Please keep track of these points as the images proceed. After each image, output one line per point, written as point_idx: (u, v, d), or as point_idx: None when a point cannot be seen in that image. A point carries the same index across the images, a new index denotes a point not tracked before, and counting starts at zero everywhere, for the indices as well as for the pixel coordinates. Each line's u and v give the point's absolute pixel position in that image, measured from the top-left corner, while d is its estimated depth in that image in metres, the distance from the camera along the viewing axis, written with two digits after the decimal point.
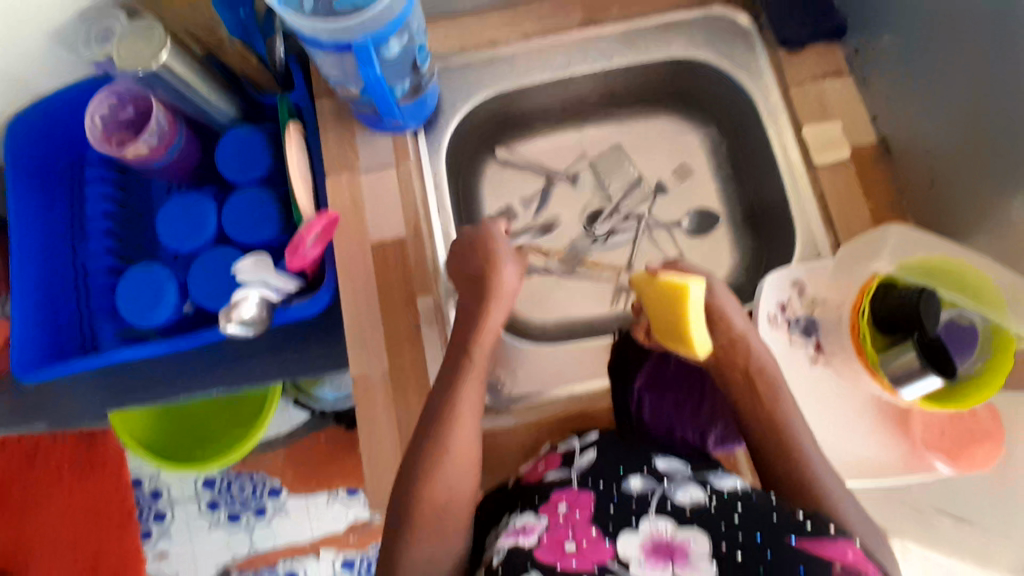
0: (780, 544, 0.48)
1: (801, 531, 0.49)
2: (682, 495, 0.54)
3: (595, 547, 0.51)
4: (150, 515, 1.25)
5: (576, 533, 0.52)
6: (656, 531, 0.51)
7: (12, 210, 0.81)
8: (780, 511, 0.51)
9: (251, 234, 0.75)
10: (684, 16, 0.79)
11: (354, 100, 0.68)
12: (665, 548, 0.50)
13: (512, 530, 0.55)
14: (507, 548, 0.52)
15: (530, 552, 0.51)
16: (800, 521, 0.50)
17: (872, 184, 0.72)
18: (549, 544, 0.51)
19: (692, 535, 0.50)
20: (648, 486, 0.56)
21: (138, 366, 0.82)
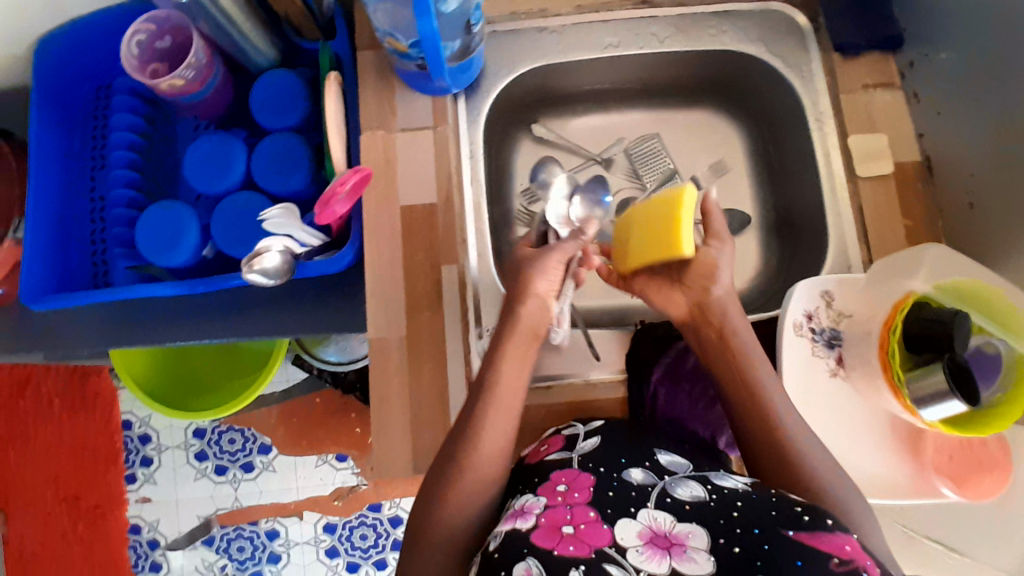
0: (778, 536, 0.44)
1: (802, 526, 0.45)
2: (683, 492, 0.51)
3: (594, 530, 0.47)
4: (137, 459, 1.21)
5: (573, 515, 0.49)
6: (655, 523, 0.48)
7: (34, 134, 0.79)
8: (781, 505, 0.47)
9: (279, 183, 0.74)
10: (744, 7, 0.76)
11: (401, 55, 0.66)
12: (663, 540, 0.46)
13: (511, 514, 0.51)
14: (504, 532, 0.49)
15: (527, 536, 0.47)
16: (799, 512, 0.46)
17: (912, 202, 0.70)
18: (545, 527, 0.48)
19: (693, 530, 0.47)
20: (650, 480, 0.53)
21: (151, 307, 0.81)
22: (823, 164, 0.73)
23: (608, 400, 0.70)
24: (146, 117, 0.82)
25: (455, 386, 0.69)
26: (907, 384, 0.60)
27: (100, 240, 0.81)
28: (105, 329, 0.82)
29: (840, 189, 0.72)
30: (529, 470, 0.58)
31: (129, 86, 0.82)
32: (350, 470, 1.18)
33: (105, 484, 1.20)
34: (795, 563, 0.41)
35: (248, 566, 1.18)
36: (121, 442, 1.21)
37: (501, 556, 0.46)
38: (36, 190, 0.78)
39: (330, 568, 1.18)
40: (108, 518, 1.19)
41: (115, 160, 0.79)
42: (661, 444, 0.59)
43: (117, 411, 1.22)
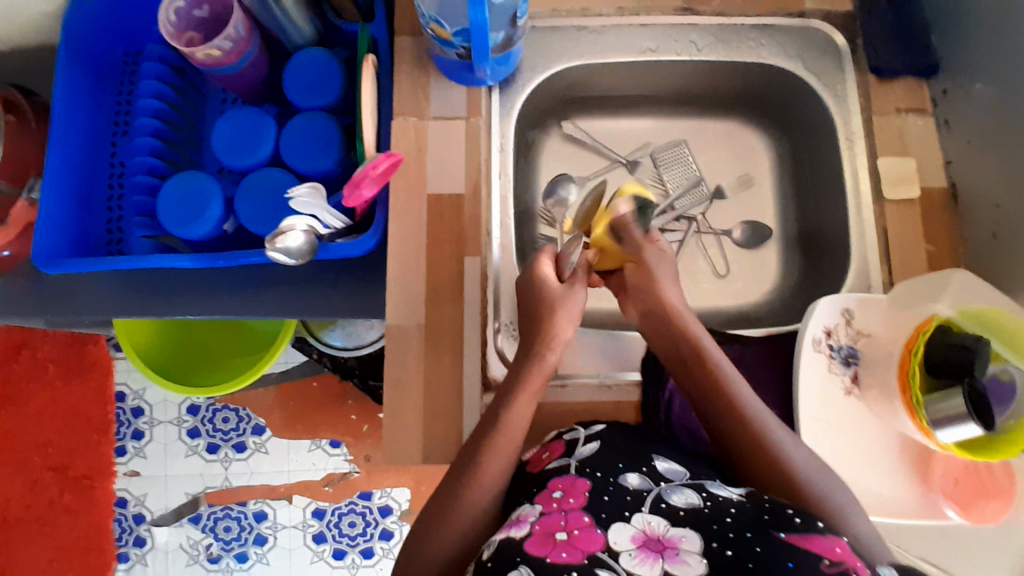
0: (769, 539, 0.44)
1: (793, 528, 0.45)
2: (678, 498, 0.51)
3: (587, 536, 0.47)
4: (128, 433, 1.18)
5: (568, 521, 0.48)
6: (649, 527, 0.48)
7: (58, 92, 0.77)
8: (772, 509, 0.47)
9: (308, 161, 0.73)
10: (783, 22, 0.77)
11: (444, 42, 0.65)
12: (655, 544, 0.46)
13: (507, 522, 0.50)
14: (498, 540, 0.48)
15: (520, 544, 0.46)
16: (790, 515, 0.46)
17: (934, 228, 0.72)
18: (539, 534, 0.47)
19: (685, 534, 0.47)
20: (646, 485, 0.53)
21: (165, 276, 0.80)
22: (850, 184, 0.74)
23: (624, 402, 0.70)
24: (173, 86, 0.81)
25: (472, 378, 0.69)
26: (925, 406, 0.61)
27: (117, 206, 0.81)
28: (114, 297, 0.80)
29: (865, 210, 0.73)
30: (533, 479, 0.57)
31: (159, 53, 0.80)
32: (344, 456, 1.17)
33: (94, 454, 1.18)
34: (786, 565, 0.41)
35: (233, 547, 1.16)
36: (112, 413, 1.19)
37: (494, 564, 0.45)
38: (57, 150, 0.76)
39: (317, 553, 1.16)
40: (95, 488, 1.18)
41: (139, 127, 0.78)
42: (663, 450, 0.59)
43: (111, 382, 1.19)
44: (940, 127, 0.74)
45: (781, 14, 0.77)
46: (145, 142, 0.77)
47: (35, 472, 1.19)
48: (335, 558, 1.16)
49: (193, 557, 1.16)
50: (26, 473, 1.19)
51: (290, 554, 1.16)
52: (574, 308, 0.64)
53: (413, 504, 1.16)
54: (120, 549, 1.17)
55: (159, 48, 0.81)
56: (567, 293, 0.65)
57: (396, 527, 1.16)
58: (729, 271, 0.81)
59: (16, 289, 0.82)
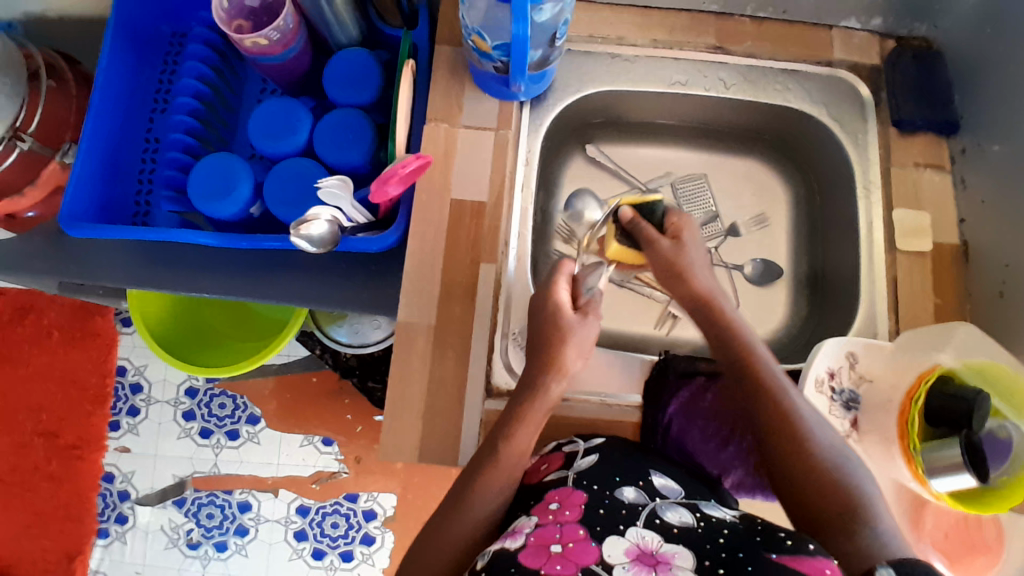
0: (760, 560, 0.45)
1: (785, 549, 0.46)
2: (673, 515, 0.51)
3: (581, 549, 0.47)
4: (124, 408, 1.19)
5: (562, 534, 0.48)
6: (643, 542, 0.48)
7: (103, 64, 0.79)
8: (766, 532, 0.48)
9: (339, 155, 0.75)
10: (812, 69, 0.79)
11: (482, 54, 0.68)
12: (648, 558, 0.46)
13: (503, 534, 0.51)
14: (493, 551, 0.48)
15: (514, 556, 0.47)
16: (782, 537, 0.47)
17: (942, 283, 0.73)
18: (533, 546, 0.47)
19: (678, 551, 0.47)
20: (641, 499, 0.53)
21: (184, 252, 0.82)
22: (864, 233, 0.75)
23: (623, 422, 0.70)
24: (215, 69, 0.84)
25: (474, 383, 0.69)
26: (922, 454, 0.61)
27: (147, 179, 0.83)
28: (129, 267, 0.82)
29: (876, 257, 0.74)
30: (532, 490, 0.58)
31: (204, 37, 0.83)
32: (334, 455, 1.16)
33: (88, 425, 1.19)
34: None
35: (213, 534, 1.15)
36: (111, 387, 1.20)
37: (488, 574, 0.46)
38: (95, 120, 0.79)
39: (296, 550, 1.15)
40: (84, 459, 1.18)
41: (178, 106, 0.80)
42: (659, 464, 0.60)
43: (113, 355, 1.21)
44: (955, 185, 0.75)
45: (810, 62, 0.79)
46: (183, 121, 0.79)
47: (25, 436, 1.19)
48: (313, 557, 1.15)
49: (173, 540, 1.15)
50: (16, 437, 1.19)
51: (269, 548, 1.15)
52: (590, 339, 0.60)
53: (398, 511, 1.15)
54: (101, 524, 1.16)
55: (205, 31, 0.83)
56: (581, 321, 0.60)
57: (378, 533, 1.15)
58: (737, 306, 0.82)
59: (40, 251, 0.84)
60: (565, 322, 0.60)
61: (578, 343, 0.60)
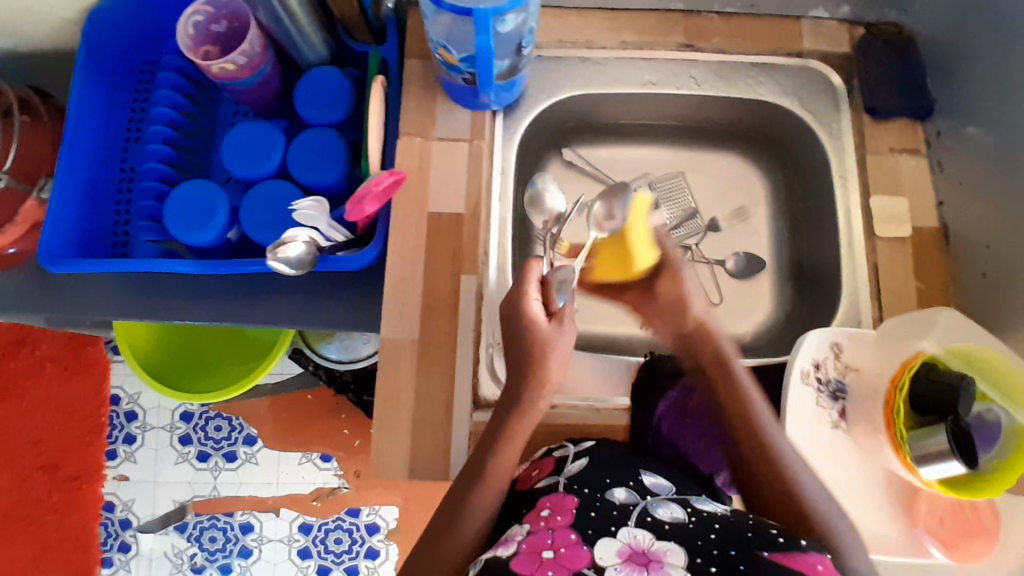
0: (753, 559, 0.45)
1: (777, 547, 0.46)
2: (664, 512, 0.51)
3: (573, 553, 0.47)
4: (120, 436, 1.19)
5: (555, 539, 0.48)
6: (634, 541, 0.48)
7: (75, 100, 0.79)
8: (757, 527, 0.49)
9: (314, 175, 0.75)
10: (782, 61, 0.79)
11: (451, 67, 0.68)
12: (640, 557, 0.47)
13: (495, 543, 0.50)
14: (486, 558, 0.48)
15: (507, 563, 0.46)
16: (773, 534, 0.48)
17: (927, 265, 0.72)
18: (526, 552, 0.47)
19: (670, 548, 0.47)
20: (633, 499, 0.53)
21: (166, 281, 0.81)
22: (844, 222, 0.75)
23: (612, 426, 0.69)
24: (188, 96, 0.84)
25: (461, 395, 0.69)
26: (910, 442, 0.62)
27: (124, 210, 0.83)
28: (114, 298, 0.82)
29: (858, 247, 0.74)
30: (523, 498, 0.58)
31: (175, 65, 0.83)
32: (334, 471, 1.16)
33: (86, 455, 1.19)
34: None
35: (217, 557, 1.15)
36: (106, 416, 1.19)
37: None
38: (70, 155, 0.79)
39: (301, 569, 1.15)
40: (84, 490, 1.18)
41: (152, 135, 0.80)
42: (650, 463, 0.59)
43: (107, 384, 1.20)
44: (933, 168, 0.75)
45: (780, 53, 0.79)
46: (158, 150, 0.80)
47: (23, 471, 1.19)
48: (319, 574, 1.14)
49: (177, 566, 1.15)
50: (13, 473, 1.19)
51: (273, 568, 1.15)
52: (567, 346, 0.62)
53: (400, 523, 1.15)
54: (104, 554, 1.16)
55: (176, 59, 0.83)
56: (557, 330, 0.61)
57: (382, 546, 1.15)
58: (723, 300, 0.82)
59: (24, 286, 0.84)
60: (541, 333, 0.60)
61: (557, 354, 0.60)
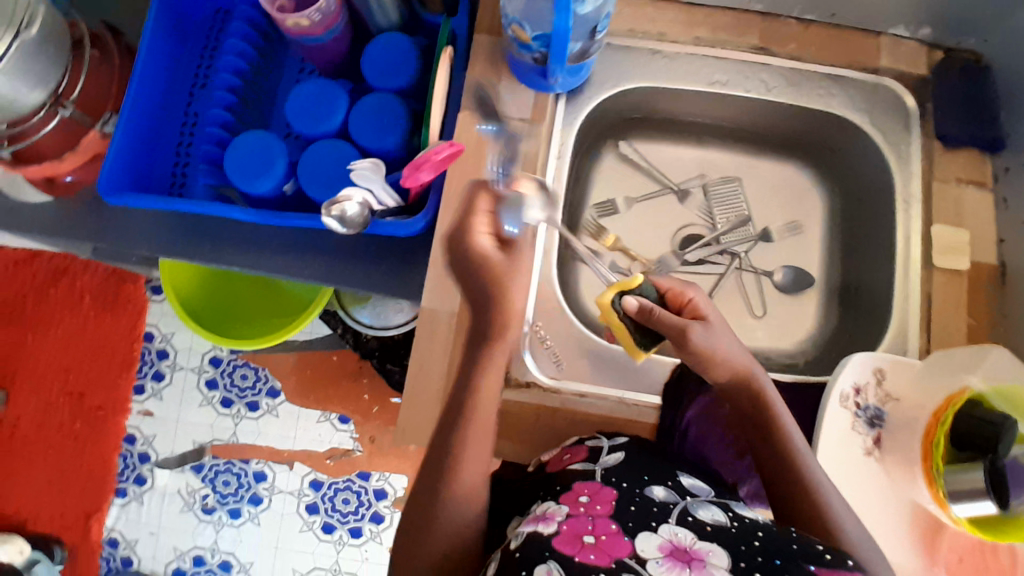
0: (798, 569, 0.44)
1: (824, 562, 0.45)
2: (705, 513, 0.51)
3: (614, 542, 0.48)
4: (149, 373, 1.22)
5: (595, 526, 0.49)
6: (676, 538, 0.48)
7: (148, 39, 0.80)
8: (803, 542, 0.48)
9: (373, 139, 0.75)
10: (858, 76, 0.77)
11: (522, 45, 0.67)
12: (682, 554, 0.46)
13: (534, 518, 0.52)
14: (527, 532, 0.50)
15: (548, 540, 0.48)
16: (821, 551, 0.46)
17: (977, 304, 0.71)
18: (566, 534, 0.48)
19: (712, 549, 0.47)
20: (672, 498, 0.54)
21: (218, 225, 0.83)
22: (901, 248, 0.73)
23: (640, 422, 0.69)
24: (256, 47, 0.85)
25: None
26: (945, 477, 0.63)
27: (185, 153, 0.85)
28: (165, 237, 0.84)
29: (911, 275, 0.72)
30: (554, 477, 0.59)
31: (247, 15, 0.83)
32: (350, 433, 1.18)
33: (114, 388, 1.22)
34: None
35: (228, 501, 1.18)
36: (138, 352, 1.23)
37: (522, 556, 0.47)
38: (138, 94, 0.80)
39: (307, 523, 1.17)
40: (108, 421, 1.21)
41: (219, 82, 0.82)
42: (684, 468, 0.60)
43: (143, 322, 1.23)
44: (996, 204, 0.73)
45: (856, 68, 0.77)
46: (223, 98, 0.81)
47: (53, 395, 1.23)
48: (323, 531, 1.17)
49: (188, 504, 1.18)
50: (44, 396, 1.23)
51: (281, 519, 1.17)
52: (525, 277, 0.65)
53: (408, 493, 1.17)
54: (120, 484, 1.20)
55: (248, 10, 0.84)
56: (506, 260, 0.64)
57: (388, 512, 1.17)
58: (765, 314, 0.82)
59: (78, 218, 0.86)
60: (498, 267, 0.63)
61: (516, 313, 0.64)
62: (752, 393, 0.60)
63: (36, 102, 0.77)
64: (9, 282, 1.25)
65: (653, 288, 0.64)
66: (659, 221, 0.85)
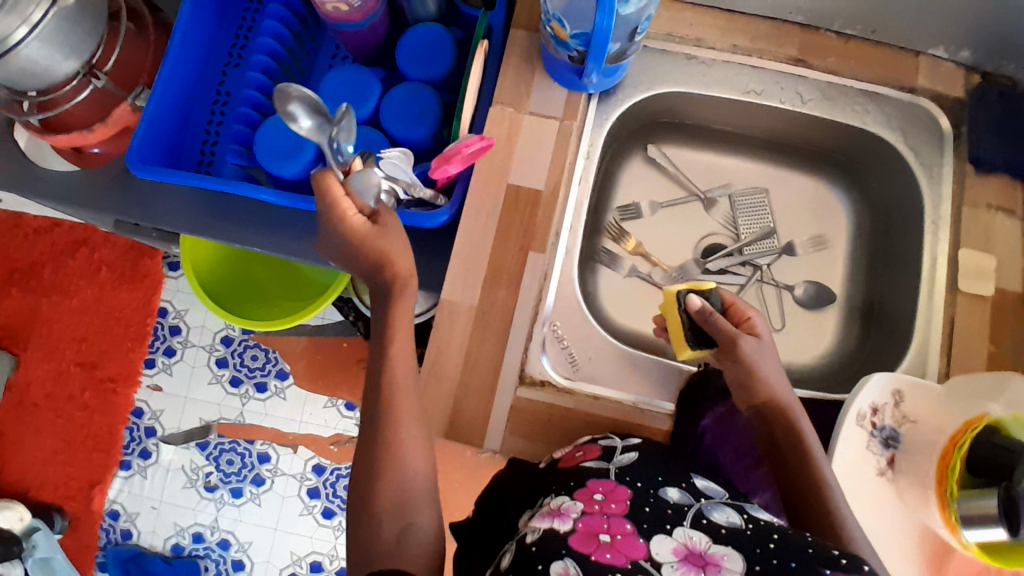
0: (813, 572, 0.44)
1: (840, 568, 0.44)
2: (719, 516, 0.51)
3: (629, 542, 0.48)
4: (161, 348, 1.23)
5: (610, 525, 0.49)
6: (690, 542, 0.48)
7: (186, 15, 0.80)
8: (819, 547, 0.47)
9: (404, 130, 0.76)
10: (894, 94, 0.76)
11: (560, 41, 0.67)
12: (697, 559, 0.46)
13: (548, 513, 0.52)
14: (542, 528, 0.49)
15: (565, 538, 0.47)
16: (836, 555, 0.45)
17: (1004, 330, 0.70)
18: (583, 533, 0.48)
19: (727, 552, 0.47)
20: (686, 500, 0.54)
21: (243, 205, 0.83)
22: (926, 270, 0.73)
23: (652, 427, 0.69)
24: (293, 30, 0.85)
25: (508, 369, 0.69)
26: (957, 501, 0.62)
27: (214, 131, 0.86)
28: (188, 214, 0.84)
29: (935, 299, 0.71)
30: (566, 474, 0.58)
31: None
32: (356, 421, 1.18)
33: (125, 360, 1.23)
34: None
35: (231, 480, 1.19)
36: (151, 327, 1.23)
37: (537, 550, 0.46)
38: (173, 69, 0.81)
39: (307, 507, 1.17)
40: (117, 393, 1.22)
41: (253, 63, 0.82)
42: (698, 470, 0.60)
43: (158, 297, 1.24)
44: None
45: (892, 86, 0.76)
46: (256, 78, 0.81)
47: (63, 364, 1.23)
48: (323, 515, 1.17)
49: (192, 481, 1.19)
50: (55, 364, 1.23)
51: (282, 501, 1.18)
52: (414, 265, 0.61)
53: None
54: (125, 457, 1.20)
55: None
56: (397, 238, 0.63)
57: None
58: (784, 327, 0.81)
59: (101, 187, 0.86)
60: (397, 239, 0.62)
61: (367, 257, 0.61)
62: (773, 411, 0.60)
63: (70, 72, 0.76)
64: (28, 248, 1.26)
65: (720, 300, 0.65)
66: (683, 228, 0.85)
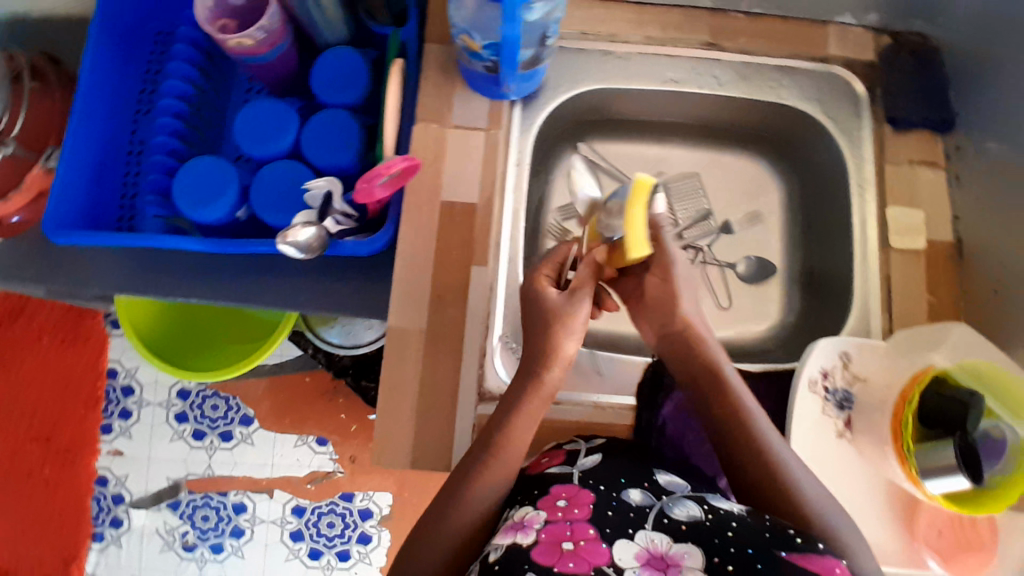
0: (773, 559, 0.46)
1: (794, 547, 0.47)
2: (680, 511, 0.51)
3: (593, 548, 0.48)
4: (116, 411, 1.18)
5: (574, 531, 0.49)
6: (652, 544, 0.49)
7: (86, 68, 0.78)
8: (773, 526, 0.48)
9: (327, 157, 0.74)
10: (806, 65, 0.78)
11: (472, 54, 0.67)
12: (658, 562, 0.47)
13: (510, 526, 0.51)
14: (505, 545, 0.49)
15: (528, 551, 0.48)
16: (791, 534, 0.48)
17: (939, 279, 0.72)
18: (546, 543, 0.48)
19: (688, 550, 0.48)
20: (648, 500, 0.53)
21: (177, 257, 0.80)
22: (860, 232, 0.74)
23: (616, 424, 0.69)
24: (201, 69, 0.83)
25: (466, 387, 0.68)
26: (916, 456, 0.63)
27: (132, 182, 0.83)
28: (119, 272, 0.81)
29: (870, 259, 0.73)
30: (532, 480, 0.58)
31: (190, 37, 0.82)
32: (329, 455, 1.16)
33: (80, 428, 1.18)
34: None
35: (209, 536, 1.15)
36: (102, 390, 1.18)
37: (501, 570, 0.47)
38: (79, 125, 0.78)
39: (292, 551, 1.14)
40: (78, 463, 1.17)
41: (162, 108, 0.79)
42: (662, 464, 0.60)
43: (105, 358, 1.19)
44: (950, 182, 0.75)
45: (803, 57, 0.78)
46: (167, 124, 0.79)
47: (17, 442, 1.18)
48: (310, 557, 1.14)
49: (168, 543, 1.15)
50: (8, 443, 1.18)
51: (265, 549, 1.15)
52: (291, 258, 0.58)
53: (393, 510, 1.15)
54: (95, 529, 1.15)
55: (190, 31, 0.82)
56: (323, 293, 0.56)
57: (374, 532, 1.15)
58: (732, 304, 0.82)
59: (23, 260, 0.83)
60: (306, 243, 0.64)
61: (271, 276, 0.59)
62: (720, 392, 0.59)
63: None
64: None
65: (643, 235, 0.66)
66: None
